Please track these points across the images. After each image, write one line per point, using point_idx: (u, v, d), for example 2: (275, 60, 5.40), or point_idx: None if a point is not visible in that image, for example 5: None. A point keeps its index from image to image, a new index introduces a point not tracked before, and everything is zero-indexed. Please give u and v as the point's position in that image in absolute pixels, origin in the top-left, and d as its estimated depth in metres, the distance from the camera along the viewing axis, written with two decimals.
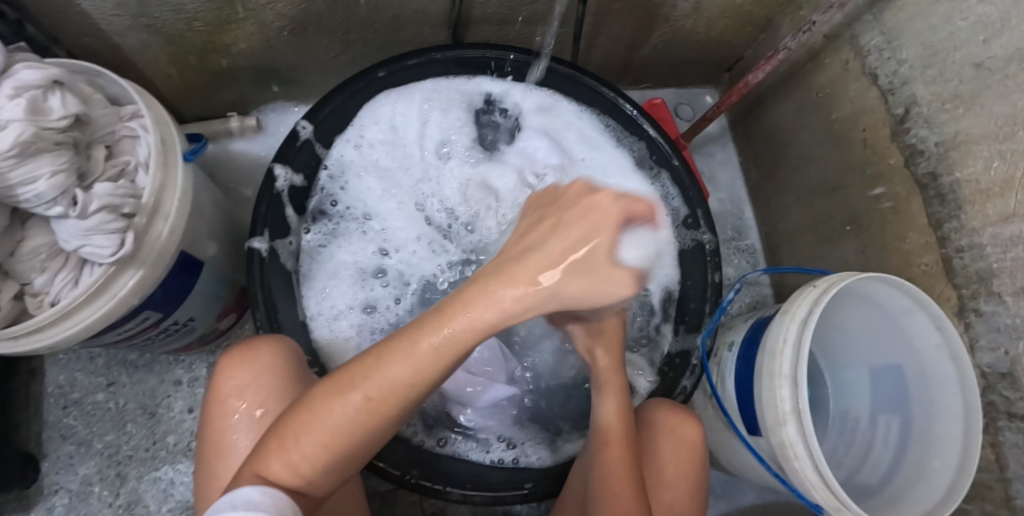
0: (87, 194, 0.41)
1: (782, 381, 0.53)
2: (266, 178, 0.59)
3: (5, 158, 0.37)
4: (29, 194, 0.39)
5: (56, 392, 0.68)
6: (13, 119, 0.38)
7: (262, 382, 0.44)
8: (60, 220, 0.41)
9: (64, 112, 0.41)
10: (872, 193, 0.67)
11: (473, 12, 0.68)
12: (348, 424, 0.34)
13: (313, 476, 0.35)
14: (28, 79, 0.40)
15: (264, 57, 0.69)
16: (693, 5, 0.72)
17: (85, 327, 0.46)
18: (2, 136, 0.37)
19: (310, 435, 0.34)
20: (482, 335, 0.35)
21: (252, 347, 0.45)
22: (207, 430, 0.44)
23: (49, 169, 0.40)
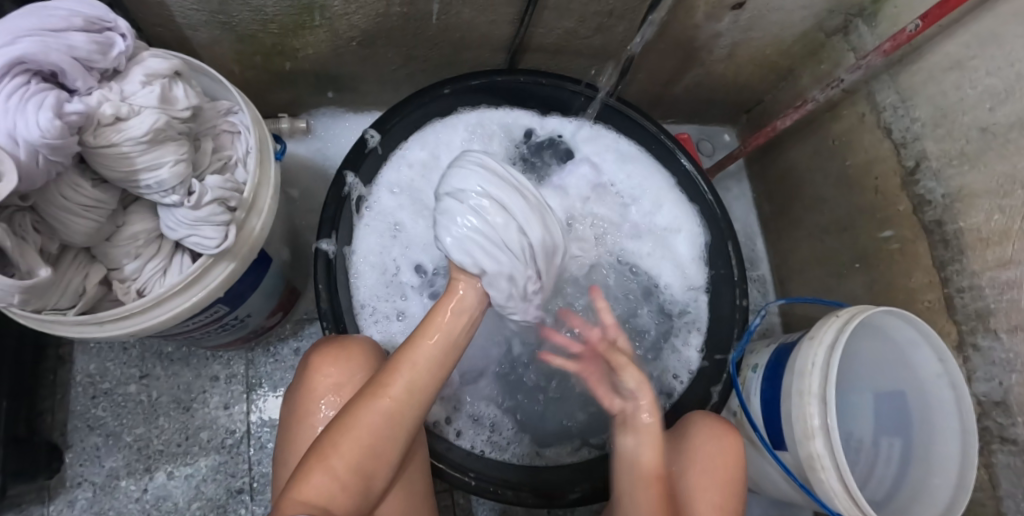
0: (202, 185, 0.44)
1: (811, 399, 0.58)
2: (335, 180, 0.62)
3: (138, 143, 0.40)
4: (153, 179, 0.42)
5: (85, 381, 0.67)
6: (148, 106, 0.41)
7: (348, 377, 0.50)
8: (170, 208, 0.44)
9: (186, 103, 0.44)
10: (881, 234, 0.75)
11: (531, 41, 0.73)
12: (371, 433, 0.44)
13: (346, 481, 0.43)
14: (157, 69, 0.43)
15: (328, 63, 0.71)
16: (727, 52, 0.79)
17: (172, 316, 0.47)
18: (139, 122, 0.40)
19: (348, 439, 0.43)
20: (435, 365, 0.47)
21: (342, 342, 0.52)
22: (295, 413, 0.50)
23: (174, 157, 0.42)
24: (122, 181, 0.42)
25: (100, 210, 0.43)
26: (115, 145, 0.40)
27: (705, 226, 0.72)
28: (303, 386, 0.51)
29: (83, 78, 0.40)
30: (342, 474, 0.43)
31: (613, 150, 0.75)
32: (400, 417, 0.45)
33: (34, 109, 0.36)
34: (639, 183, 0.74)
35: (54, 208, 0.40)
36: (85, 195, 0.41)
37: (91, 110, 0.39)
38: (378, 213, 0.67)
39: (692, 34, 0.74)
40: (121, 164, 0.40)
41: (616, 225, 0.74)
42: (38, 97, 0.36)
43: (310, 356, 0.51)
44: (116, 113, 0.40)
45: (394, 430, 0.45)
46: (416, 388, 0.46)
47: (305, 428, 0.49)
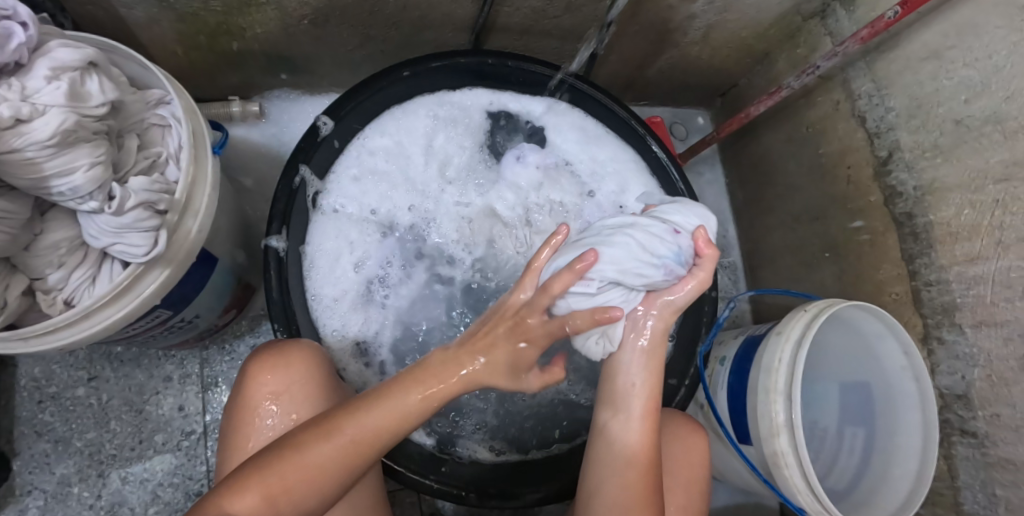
0: (124, 189, 0.41)
1: (776, 396, 0.57)
2: (285, 173, 0.58)
3: (43, 148, 0.37)
4: (66, 187, 0.38)
5: (30, 385, 0.64)
6: (54, 104, 0.38)
7: (287, 387, 0.49)
8: (90, 215, 0.41)
9: (102, 98, 0.41)
10: (852, 225, 0.74)
11: (496, 21, 0.69)
12: (322, 466, 0.40)
13: (283, 506, 0.40)
14: (66, 60, 0.39)
15: (278, 44, 0.67)
16: (703, 33, 0.76)
17: (103, 329, 0.44)
18: (43, 123, 0.37)
19: (297, 467, 0.40)
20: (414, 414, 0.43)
21: (283, 352, 0.50)
22: (237, 421, 0.48)
23: (88, 160, 0.39)
24: (30, 188, 0.39)
25: (11, 220, 0.39)
26: (17, 151, 0.36)
27: None
28: (241, 396, 0.49)
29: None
30: (282, 498, 0.40)
31: (580, 133, 0.71)
32: (353, 462, 0.41)
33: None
34: (606, 166, 0.71)
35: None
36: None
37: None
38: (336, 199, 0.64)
39: (666, 15, 0.71)
40: (27, 170, 0.37)
41: (580, 207, 0.70)
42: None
43: (249, 367, 0.49)
44: (15, 114, 0.36)
45: (343, 473, 0.41)
46: (383, 437, 0.42)
47: (245, 442, 0.48)
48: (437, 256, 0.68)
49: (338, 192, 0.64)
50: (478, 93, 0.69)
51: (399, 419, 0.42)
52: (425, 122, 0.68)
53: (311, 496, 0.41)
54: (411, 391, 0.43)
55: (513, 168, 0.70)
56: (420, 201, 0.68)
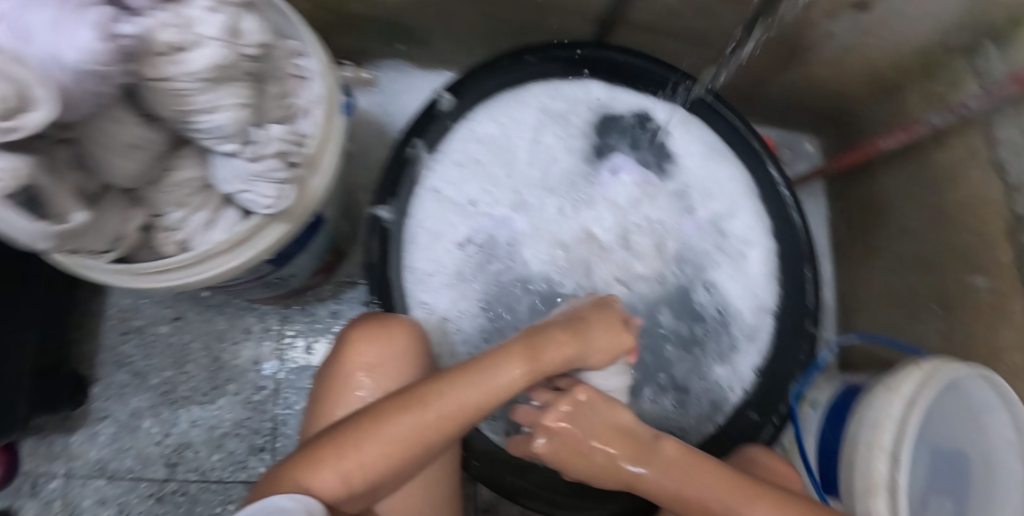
0: (264, 135, 0.41)
1: (879, 454, 0.53)
2: (399, 142, 0.59)
3: (196, 83, 0.35)
4: (207, 124, 0.37)
5: (117, 315, 0.65)
6: (211, 36, 0.35)
7: (386, 363, 0.47)
8: (223, 157, 0.40)
9: (255, 39, 0.38)
10: (971, 281, 0.68)
11: (624, 16, 0.67)
12: (403, 444, 0.38)
13: (357, 486, 0.38)
14: None
15: (403, 13, 0.66)
16: (836, 55, 0.72)
17: (213, 277, 0.43)
18: (200, 56, 0.34)
19: (379, 440, 0.38)
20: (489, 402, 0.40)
21: (388, 326, 0.48)
22: (329, 390, 0.47)
23: (234, 103, 0.37)
24: (176, 120, 0.37)
25: (148, 151, 0.38)
26: (169, 81, 0.34)
27: (782, 244, 0.68)
28: (335, 362, 0.48)
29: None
30: (368, 471, 0.38)
31: (697, 144, 0.69)
32: (437, 436, 0.39)
33: (77, 25, 0.30)
34: (717, 182, 0.69)
35: (93, 142, 0.35)
36: (129, 134, 0.36)
37: (149, 36, 0.33)
38: (444, 181, 0.62)
39: (804, 31, 0.68)
40: (177, 102, 0.36)
41: (678, 225, 0.68)
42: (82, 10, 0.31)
43: (351, 332, 0.48)
44: (175, 41, 0.34)
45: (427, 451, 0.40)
46: (462, 418, 0.40)
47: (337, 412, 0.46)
48: (529, 243, 0.65)
49: (440, 172, 0.62)
50: (591, 87, 0.68)
51: (476, 405, 0.40)
52: (536, 113, 0.66)
53: (394, 470, 0.39)
54: (480, 375, 0.41)
55: (606, 185, 0.68)
56: (518, 197, 0.65)
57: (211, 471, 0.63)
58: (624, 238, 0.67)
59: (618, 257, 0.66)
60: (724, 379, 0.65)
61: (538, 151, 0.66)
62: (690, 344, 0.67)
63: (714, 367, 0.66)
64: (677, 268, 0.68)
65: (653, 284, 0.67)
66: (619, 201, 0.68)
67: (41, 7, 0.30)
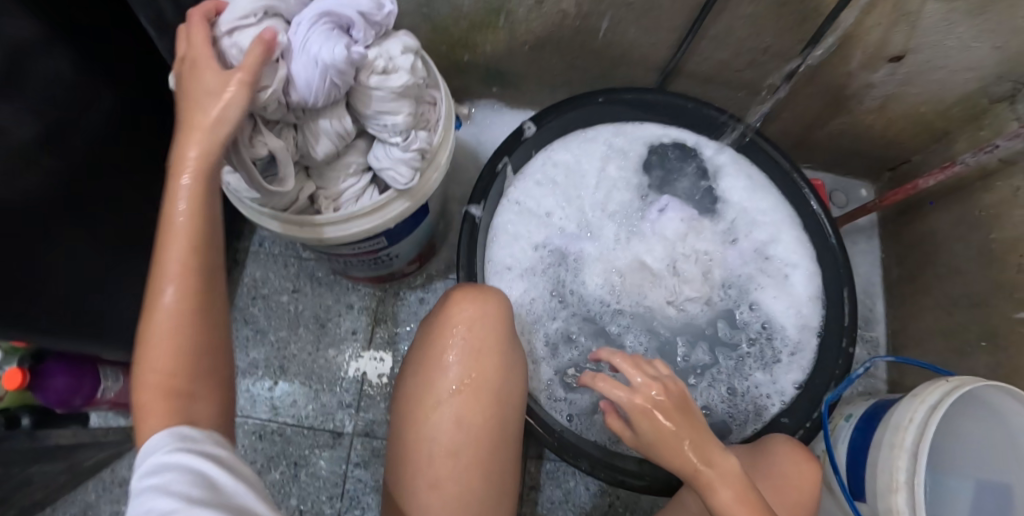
0: (414, 136, 0.51)
1: (901, 453, 0.57)
2: (491, 160, 0.69)
3: (390, 93, 0.47)
4: (387, 121, 0.49)
5: (250, 283, 0.80)
6: (403, 66, 0.48)
7: (479, 319, 0.53)
8: (386, 145, 0.51)
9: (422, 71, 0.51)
10: (1017, 315, 0.70)
11: (683, 66, 0.79)
12: (192, 326, 0.35)
13: (186, 385, 0.34)
14: (408, 39, 0.50)
15: (499, 61, 0.81)
16: (879, 103, 0.80)
17: (354, 234, 0.55)
18: (397, 77, 0.47)
19: (161, 346, 0.34)
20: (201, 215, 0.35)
21: (483, 292, 0.54)
22: (432, 333, 0.53)
23: (407, 110, 0.49)
24: (364, 117, 0.50)
25: (340, 140, 0.51)
26: (371, 89, 0.47)
27: (824, 267, 0.73)
28: (442, 312, 0.54)
29: (364, 31, 0.47)
30: (183, 388, 0.34)
31: (745, 178, 0.77)
32: (194, 281, 0.35)
33: (330, 44, 0.43)
34: (764, 211, 0.76)
35: (311, 125, 0.48)
36: (333, 125, 0.49)
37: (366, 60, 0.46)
38: (524, 196, 0.74)
39: (844, 82, 0.76)
40: (371, 103, 0.48)
41: (722, 255, 0.76)
42: (335, 37, 0.44)
43: (453, 294, 0.54)
44: (383, 66, 0.47)
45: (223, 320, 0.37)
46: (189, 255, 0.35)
47: (436, 354, 0.52)
48: (587, 250, 0.75)
49: (519, 191, 0.73)
50: (647, 126, 0.78)
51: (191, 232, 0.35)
52: (602, 147, 0.77)
53: (200, 341, 0.35)
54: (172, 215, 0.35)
55: (656, 221, 0.76)
56: (585, 216, 0.75)
57: (305, 418, 0.75)
58: (674, 267, 0.75)
59: (671, 272, 0.74)
60: (764, 390, 0.71)
61: (602, 180, 0.77)
62: (735, 362, 0.72)
63: (754, 375, 0.71)
64: (721, 293, 0.75)
65: (704, 305, 0.74)
66: (670, 230, 0.76)
67: (314, 32, 0.44)
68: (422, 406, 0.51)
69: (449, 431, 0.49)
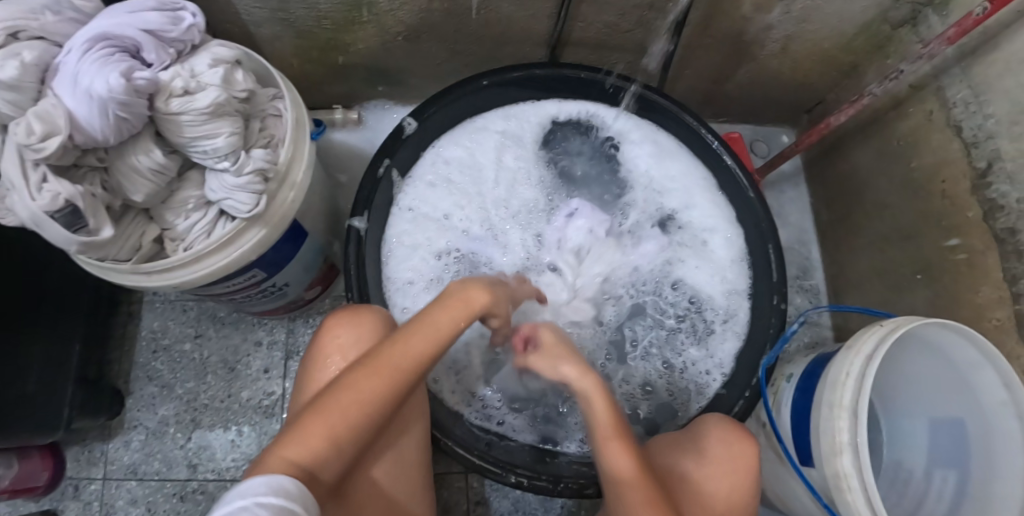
0: (246, 156, 0.46)
1: (842, 412, 0.52)
2: (371, 163, 0.63)
3: (199, 114, 0.42)
4: (208, 146, 0.44)
5: (149, 336, 0.74)
6: (212, 83, 0.43)
7: (354, 343, 0.47)
8: (218, 172, 0.46)
9: (245, 86, 0.46)
10: (947, 243, 0.67)
11: (571, 36, 0.74)
12: (365, 410, 0.39)
13: (343, 445, 0.38)
14: (221, 54, 0.46)
15: (377, 58, 0.76)
16: (781, 45, 0.75)
17: (210, 273, 0.50)
18: (203, 95, 0.42)
19: (338, 412, 0.39)
20: (444, 336, 0.45)
21: (355, 311, 0.49)
22: (308, 367, 0.48)
23: (229, 130, 0.44)
24: (182, 146, 0.44)
25: (162, 177, 0.45)
26: (178, 115, 0.42)
27: (744, 224, 0.70)
28: (313, 345, 0.48)
29: (156, 51, 0.42)
30: (341, 444, 0.38)
31: (651, 145, 0.74)
32: (399, 382, 0.41)
33: (109, 70, 0.39)
34: (674, 176, 0.73)
35: (121, 165, 0.43)
36: (144, 161, 0.43)
37: (161, 83, 0.42)
38: (416, 201, 0.69)
39: (741, 28, 0.71)
40: (182, 130, 0.43)
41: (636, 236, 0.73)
42: (112, 64, 0.40)
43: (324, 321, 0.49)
44: (185, 87, 0.42)
45: (397, 406, 0.42)
46: (422, 361, 0.43)
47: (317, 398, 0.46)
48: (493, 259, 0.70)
49: (409, 197, 0.69)
50: (541, 106, 0.74)
51: (435, 342, 0.44)
52: (494, 138, 0.73)
53: (376, 422, 0.40)
54: (435, 324, 0.45)
55: (562, 226, 0.72)
56: (486, 214, 0.71)
57: (227, 470, 0.70)
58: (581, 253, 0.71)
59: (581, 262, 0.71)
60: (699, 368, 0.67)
61: (498, 172, 0.73)
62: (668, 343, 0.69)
63: (687, 353, 0.68)
64: (638, 276, 0.72)
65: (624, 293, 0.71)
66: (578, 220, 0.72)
67: (87, 62, 0.39)
68: None
69: (379, 480, 0.45)
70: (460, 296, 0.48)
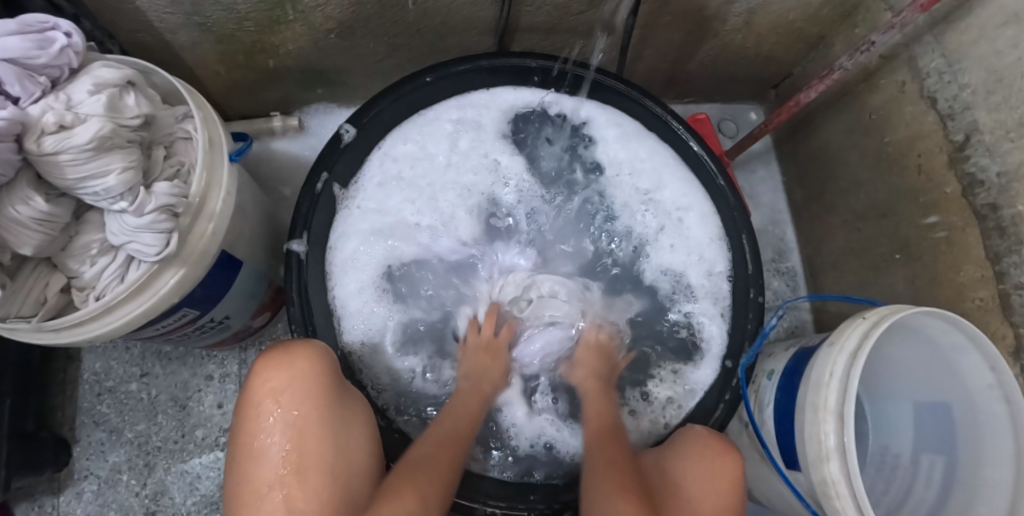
0: (147, 193, 0.40)
1: (826, 416, 0.49)
2: (308, 178, 0.59)
3: (80, 151, 0.36)
4: (98, 186, 0.38)
5: (92, 378, 0.69)
6: (93, 114, 0.37)
7: (292, 383, 0.43)
8: (116, 214, 0.41)
9: (137, 111, 0.41)
10: (925, 221, 0.64)
11: (519, 21, 0.69)
12: (452, 468, 0.49)
13: (426, 504, 0.44)
14: (106, 77, 0.40)
15: (310, 58, 0.69)
16: (744, 20, 0.70)
17: (126, 323, 0.44)
18: (83, 129, 0.37)
19: (434, 471, 0.48)
20: (471, 413, 0.56)
21: (289, 350, 0.45)
22: (238, 422, 0.43)
23: (121, 164, 0.38)
24: (69, 188, 0.39)
25: (54, 224, 0.39)
26: (55, 154, 0.36)
27: (720, 213, 0.65)
28: (243, 394, 0.44)
29: (20, 83, 0.36)
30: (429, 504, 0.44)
31: (617, 128, 0.68)
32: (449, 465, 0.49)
33: None
34: (644, 164, 0.67)
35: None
36: (24, 211, 0.37)
37: (29, 121, 0.36)
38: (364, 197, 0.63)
39: (699, 4, 0.66)
40: (62, 171, 0.37)
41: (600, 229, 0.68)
42: None
43: (255, 367, 0.44)
44: (59, 121, 0.36)
45: (449, 477, 0.48)
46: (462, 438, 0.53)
47: (252, 450, 0.42)
48: (445, 269, 0.66)
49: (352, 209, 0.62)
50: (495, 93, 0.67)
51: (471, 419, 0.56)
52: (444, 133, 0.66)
53: (446, 496, 0.47)
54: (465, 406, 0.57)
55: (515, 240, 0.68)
56: (434, 219, 0.66)
57: (188, 514, 0.66)
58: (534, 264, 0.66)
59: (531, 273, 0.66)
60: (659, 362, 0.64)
61: (453, 167, 0.67)
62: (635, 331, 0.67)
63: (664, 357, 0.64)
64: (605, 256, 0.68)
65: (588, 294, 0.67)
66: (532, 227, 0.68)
67: None
68: (243, 509, 0.41)
69: None
70: (480, 373, 0.60)
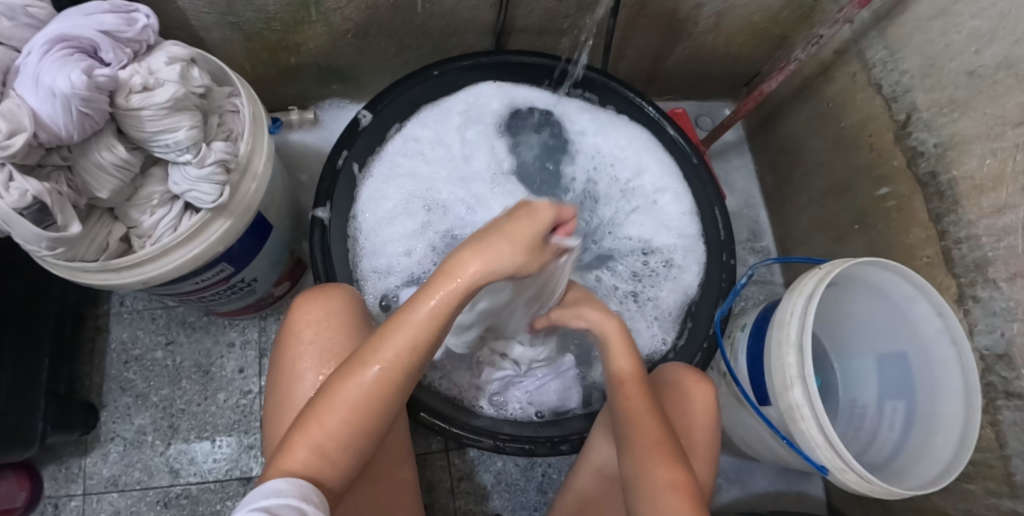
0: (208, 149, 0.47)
1: (789, 348, 0.55)
2: (330, 156, 0.65)
3: (160, 108, 0.43)
4: (170, 140, 0.45)
5: (119, 347, 0.74)
6: (170, 79, 0.44)
7: (328, 320, 0.49)
8: (180, 166, 0.47)
9: (201, 82, 0.48)
10: (878, 192, 0.72)
11: (514, 23, 0.77)
12: (367, 413, 0.36)
13: (335, 456, 0.35)
14: (177, 52, 0.47)
15: (328, 56, 0.77)
16: (714, 22, 0.79)
17: (178, 266, 0.50)
18: (163, 90, 0.44)
19: (331, 416, 0.35)
20: (442, 319, 0.36)
21: (324, 290, 0.51)
22: (280, 353, 0.49)
23: (190, 123, 0.45)
24: (144, 141, 0.46)
25: (127, 172, 0.46)
26: (139, 110, 0.43)
27: (693, 190, 0.73)
28: (285, 328, 0.49)
29: (113, 51, 0.43)
30: (330, 454, 0.35)
31: (595, 119, 0.76)
32: (388, 392, 0.36)
33: (70, 69, 0.40)
34: (622, 148, 0.76)
35: (86, 162, 0.44)
36: (108, 157, 0.44)
37: (121, 81, 0.43)
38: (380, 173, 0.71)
39: (673, 7, 0.75)
40: (143, 125, 0.44)
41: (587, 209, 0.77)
42: (72, 63, 0.41)
43: (293, 303, 0.50)
44: (144, 83, 0.44)
45: (374, 411, 0.36)
46: (403, 369, 0.36)
47: (292, 376, 0.47)
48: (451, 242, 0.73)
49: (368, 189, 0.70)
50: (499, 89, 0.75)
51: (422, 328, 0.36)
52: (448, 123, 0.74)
53: (366, 432, 0.36)
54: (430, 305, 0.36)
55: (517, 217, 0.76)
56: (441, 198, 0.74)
57: (210, 472, 0.70)
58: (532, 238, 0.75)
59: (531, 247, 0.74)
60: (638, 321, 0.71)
61: (458, 152, 0.75)
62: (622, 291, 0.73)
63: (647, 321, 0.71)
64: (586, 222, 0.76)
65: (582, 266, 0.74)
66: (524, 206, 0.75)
67: (46, 62, 0.41)
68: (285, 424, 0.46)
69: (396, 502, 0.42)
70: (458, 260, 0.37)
